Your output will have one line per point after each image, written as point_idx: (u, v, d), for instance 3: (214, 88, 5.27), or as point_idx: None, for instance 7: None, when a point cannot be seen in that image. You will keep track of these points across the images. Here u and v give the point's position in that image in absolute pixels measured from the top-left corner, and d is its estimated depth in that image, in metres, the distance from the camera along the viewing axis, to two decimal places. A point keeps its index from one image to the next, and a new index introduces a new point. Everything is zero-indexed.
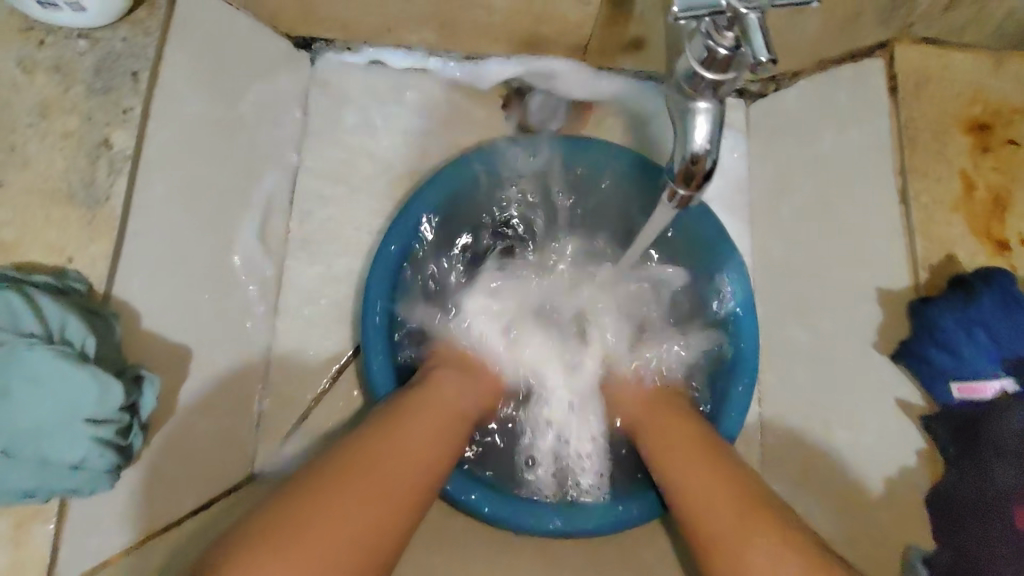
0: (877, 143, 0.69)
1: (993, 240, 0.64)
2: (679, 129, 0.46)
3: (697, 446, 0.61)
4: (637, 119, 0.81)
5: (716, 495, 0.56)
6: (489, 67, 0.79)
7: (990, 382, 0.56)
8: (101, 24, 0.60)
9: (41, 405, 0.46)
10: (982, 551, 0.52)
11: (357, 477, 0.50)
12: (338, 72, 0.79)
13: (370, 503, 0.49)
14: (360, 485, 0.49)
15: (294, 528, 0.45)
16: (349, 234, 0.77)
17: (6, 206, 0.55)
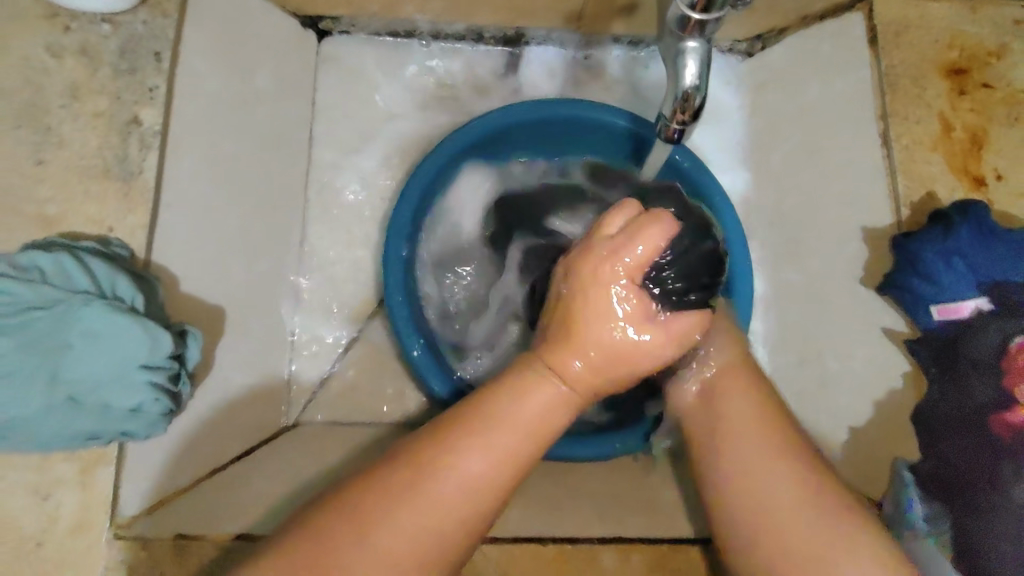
0: (859, 91, 0.73)
1: (970, 176, 0.68)
2: (671, 68, 0.50)
3: (745, 391, 0.52)
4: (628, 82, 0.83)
5: (755, 444, 0.49)
6: (488, 38, 0.82)
7: (968, 304, 0.61)
8: (122, 8, 0.64)
9: (99, 358, 0.51)
10: (961, 457, 0.57)
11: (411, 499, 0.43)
12: (345, 50, 0.82)
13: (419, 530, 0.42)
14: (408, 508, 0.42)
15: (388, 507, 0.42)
16: (364, 201, 0.80)
17: (48, 182, 0.59)
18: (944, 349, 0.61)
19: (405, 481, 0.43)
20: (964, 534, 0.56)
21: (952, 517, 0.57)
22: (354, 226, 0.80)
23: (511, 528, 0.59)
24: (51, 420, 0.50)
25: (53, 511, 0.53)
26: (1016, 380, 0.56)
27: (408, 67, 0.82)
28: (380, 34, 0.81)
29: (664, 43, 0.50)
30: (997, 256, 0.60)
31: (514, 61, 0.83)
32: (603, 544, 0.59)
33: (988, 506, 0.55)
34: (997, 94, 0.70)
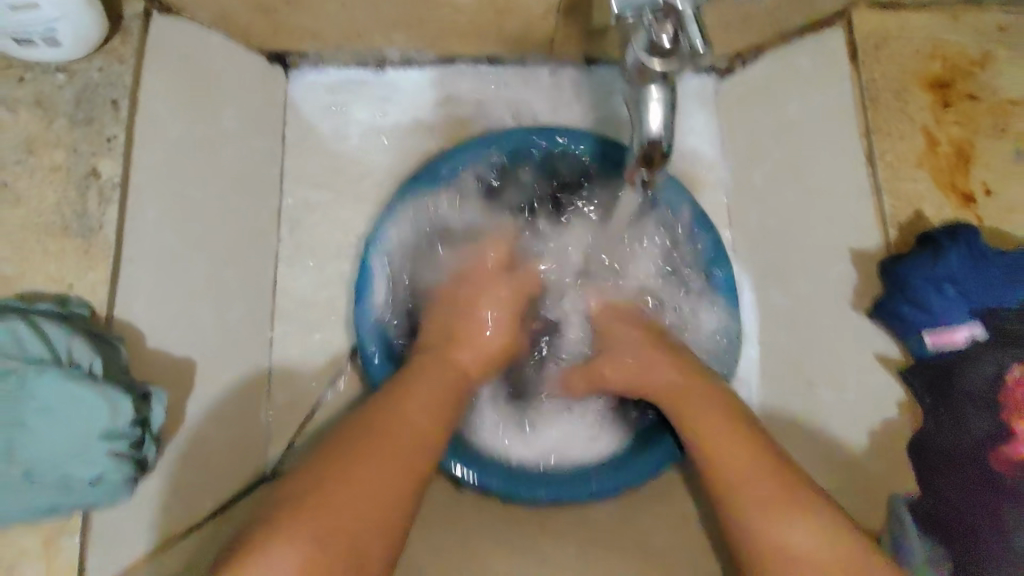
0: (841, 107, 0.71)
1: (958, 191, 0.67)
2: (634, 115, 0.49)
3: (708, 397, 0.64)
4: (595, 96, 0.81)
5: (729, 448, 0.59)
6: (460, 63, 0.80)
7: (960, 330, 0.58)
8: (76, 57, 0.62)
9: (54, 433, 0.49)
10: (963, 500, 0.54)
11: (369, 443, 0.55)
12: (314, 83, 0.80)
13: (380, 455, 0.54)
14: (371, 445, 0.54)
15: (358, 448, 0.54)
16: (340, 237, 0.78)
17: (5, 242, 0.57)
18: (939, 378, 0.58)
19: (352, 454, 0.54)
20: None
21: (949, 557, 0.54)
22: (331, 264, 0.78)
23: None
24: (6, 501, 0.48)
25: None
26: (1014, 414, 0.53)
27: (378, 96, 0.80)
28: (348, 65, 0.79)
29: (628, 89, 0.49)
30: (988, 280, 0.57)
31: (486, 82, 0.81)
32: None
33: (987, 546, 0.53)
34: (982, 105, 0.68)
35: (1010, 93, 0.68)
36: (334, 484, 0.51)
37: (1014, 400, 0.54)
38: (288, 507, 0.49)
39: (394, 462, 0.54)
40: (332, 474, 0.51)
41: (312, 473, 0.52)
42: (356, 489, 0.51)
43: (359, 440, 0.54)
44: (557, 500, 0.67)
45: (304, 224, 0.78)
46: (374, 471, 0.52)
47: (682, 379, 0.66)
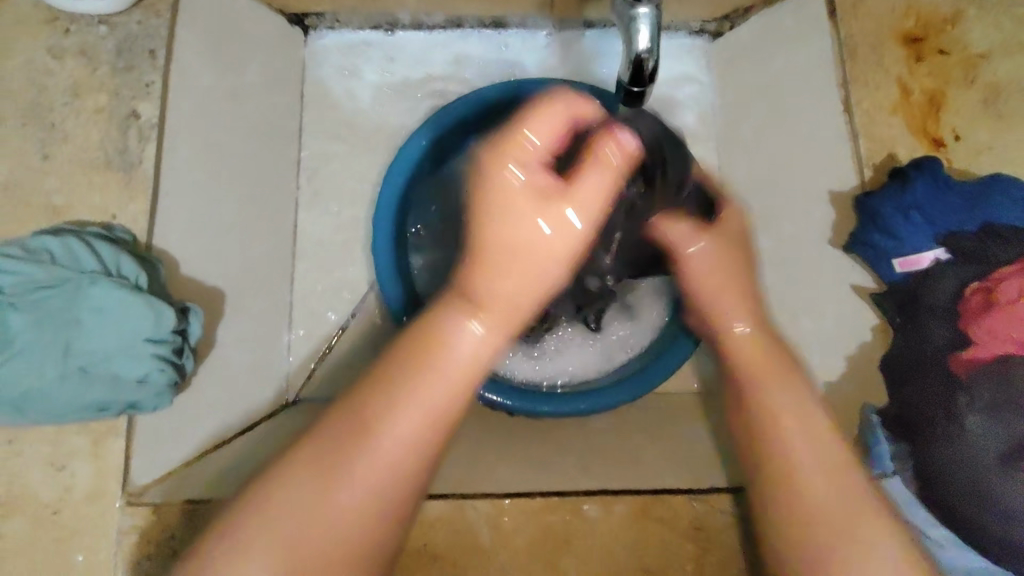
0: (821, 61, 0.76)
1: (930, 137, 0.72)
2: (624, 32, 0.52)
3: (774, 374, 0.56)
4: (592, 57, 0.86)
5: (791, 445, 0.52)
6: (467, 26, 0.86)
7: (927, 255, 0.64)
8: (117, 10, 0.68)
9: (105, 334, 0.55)
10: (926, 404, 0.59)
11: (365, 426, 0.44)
12: (331, 44, 0.85)
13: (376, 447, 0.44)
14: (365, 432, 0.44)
15: (350, 446, 0.44)
16: (355, 188, 0.84)
17: (55, 175, 0.63)
18: (906, 296, 0.64)
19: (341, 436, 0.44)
20: (923, 468, 0.59)
21: (913, 453, 0.59)
22: (346, 212, 0.83)
23: (504, 484, 0.63)
24: (62, 392, 0.53)
25: (69, 480, 0.57)
26: (970, 321, 0.59)
27: (390, 57, 0.86)
28: (363, 28, 0.85)
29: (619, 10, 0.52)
30: (949, 206, 0.64)
31: (491, 44, 0.86)
32: (588, 495, 0.62)
33: (946, 440, 0.58)
34: (953, 58, 0.73)
35: (980, 47, 0.73)
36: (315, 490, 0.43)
37: (971, 309, 0.60)
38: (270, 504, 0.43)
39: (392, 471, 0.44)
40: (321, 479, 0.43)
41: (296, 466, 0.44)
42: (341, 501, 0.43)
43: (356, 426, 0.44)
44: (562, 413, 0.73)
45: (322, 175, 0.84)
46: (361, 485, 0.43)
47: (767, 354, 0.58)
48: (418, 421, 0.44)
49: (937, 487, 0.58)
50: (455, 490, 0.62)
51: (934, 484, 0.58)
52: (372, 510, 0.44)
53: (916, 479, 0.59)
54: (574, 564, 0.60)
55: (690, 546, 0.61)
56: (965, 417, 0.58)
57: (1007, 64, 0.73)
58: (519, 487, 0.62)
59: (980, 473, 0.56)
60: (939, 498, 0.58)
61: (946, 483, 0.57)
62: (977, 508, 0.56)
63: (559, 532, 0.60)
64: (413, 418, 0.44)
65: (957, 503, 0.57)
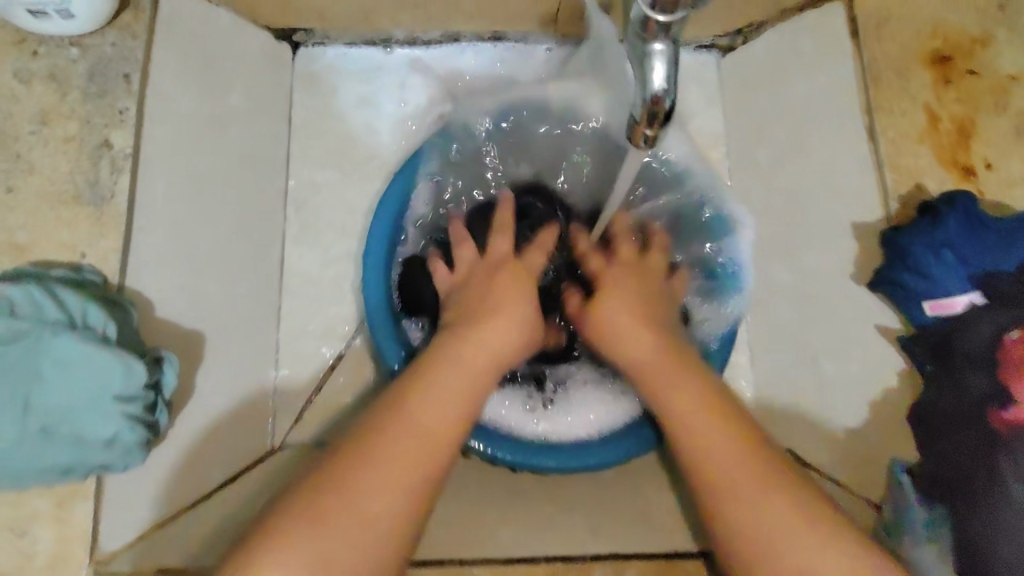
0: (843, 84, 0.71)
1: (959, 167, 0.67)
2: (637, 71, 0.48)
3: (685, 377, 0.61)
4: None
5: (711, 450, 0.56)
6: (465, 41, 0.81)
7: (960, 299, 0.59)
8: (89, 31, 0.63)
9: (70, 393, 0.50)
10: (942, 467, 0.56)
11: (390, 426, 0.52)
12: (320, 62, 0.81)
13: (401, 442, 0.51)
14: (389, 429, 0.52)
15: (391, 424, 0.53)
16: (346, 216, 0.79)
17: (18, 211, 0.58)
18: (939, 342, 0.59)
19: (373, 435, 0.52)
20: (963, 537, 0.53)
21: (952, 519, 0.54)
22: (337, 242, 0.78)
23: (506, 547, 0.58)
24: (21, 456, 0.49)
25: (29, 548, 0.52)
26: (1012, 372, 0.54)
27: (383, 74, 0.81)
28: (354, 44, 0.80)
29: (632, 46, 0.48)
30: (983, 243, 0.59)
31: (489, 60, 0.81)
32: (596, 560, 0.57)
33: (988, 506, 0.52)
34: (983, 82, 0.69)
35: (1011, 71, 0.69)
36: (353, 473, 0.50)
37: (1012, 359, 0.55)
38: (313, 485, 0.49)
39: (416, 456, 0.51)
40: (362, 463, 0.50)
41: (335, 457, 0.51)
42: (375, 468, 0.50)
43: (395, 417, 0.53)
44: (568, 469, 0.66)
45: (311, 202, 0.79)
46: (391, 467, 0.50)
47: (676, 357, 0.62)
48: (432, 415, 0.53)
49: (980, 560, 0.52)
50: (452, 556, 0.57)
51: (976, 555, 0.52)
52: (403, 483, 0.50)
53: (955, 548, 0.54)
54: None
55: None
56: (1007, 481, 0.52)
57: None
58: (522, 551, 0.57)
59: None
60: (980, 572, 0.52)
61: (988, 554, 0.52)
62: None
63: None
64: (453, 402, 0.55)
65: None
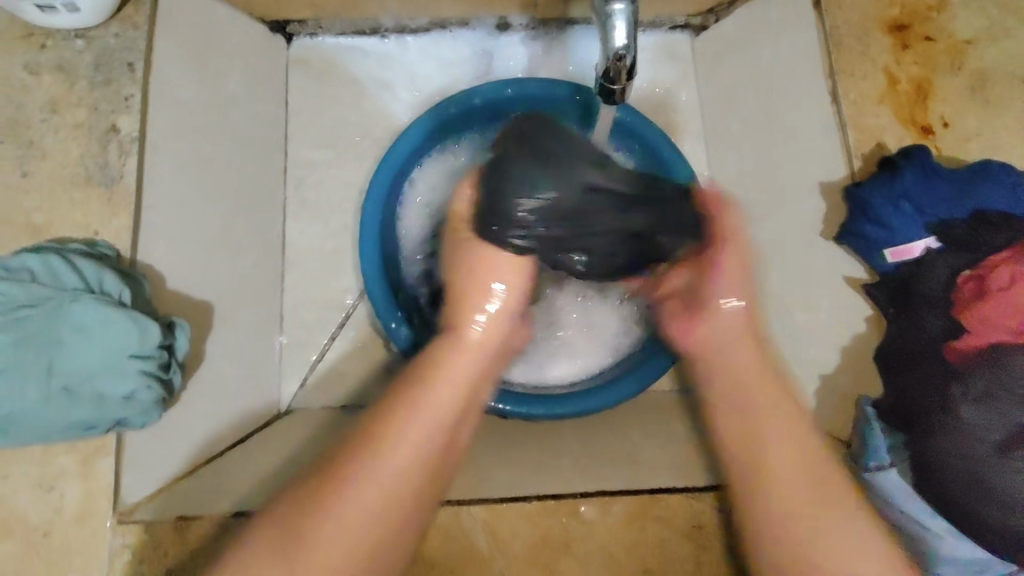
0: (807, 52, 0.75)
1: (917, 125, 0.72)
2: (602, 32, 0.53)
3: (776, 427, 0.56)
4: (576, 55, 0.85)
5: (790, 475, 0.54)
6: (449, 26, 0.84)
7: (918, 245, 0.64)
8: (92, 24, 0.67)
9: (90, 352, 0.54)
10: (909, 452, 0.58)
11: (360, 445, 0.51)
12: (314, 52, 0.84)
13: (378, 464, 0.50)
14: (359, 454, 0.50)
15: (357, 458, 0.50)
16: (342, 195, 0.83)
17: (35, 192, 0.62)
18: (900, 285, 0.63)
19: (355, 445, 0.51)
20: (922, 463, 0.57)
21: (914, 445, 0.58)
22: (335, 217, 0.82)
23: (497, 489, 0.61)
24: (48, 412, 0.53)
25: (58, 501, 0.56)
26: (963, 310, 0.59)
27: (371, 63, 0.84)
28: (343, 34, 0.84)
29: (596, 8, 0.53)
30: (940, 194, 0.63)
31: (475, 46, 0.85)
32: (584, 497, 0.60)
33: (941, 433, 0.57)
34: (939, 45, 0.73)
35: (965, 35, 0.73)
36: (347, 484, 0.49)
37: (962, 298, 0.60)
38: (283, 516, 0.48)
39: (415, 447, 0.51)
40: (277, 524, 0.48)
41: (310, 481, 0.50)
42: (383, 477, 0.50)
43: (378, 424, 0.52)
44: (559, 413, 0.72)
45: (308, 184, 0.83)
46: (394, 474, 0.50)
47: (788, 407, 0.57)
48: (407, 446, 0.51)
49: (939, 481, 0.56)
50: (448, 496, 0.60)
51: (934, 478, 0.56)
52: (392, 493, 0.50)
53: (914, 473, 0.58)
54: (573, 567, 0.59)
55: (689, 546, 0.60)
56: (962, 410, 0.57)
57: (991, 50, 0.73)
58: (513, 490, 0.61)
59: (975, 466, 0.56)
60: (937, 493, 0.56)
61: (946, 475, 0.56)
62: (975, 501, 0.55)
63: (555, 537, 0.59)
64: (466, 368, 0.57)
65: (952, 496, 0.56)
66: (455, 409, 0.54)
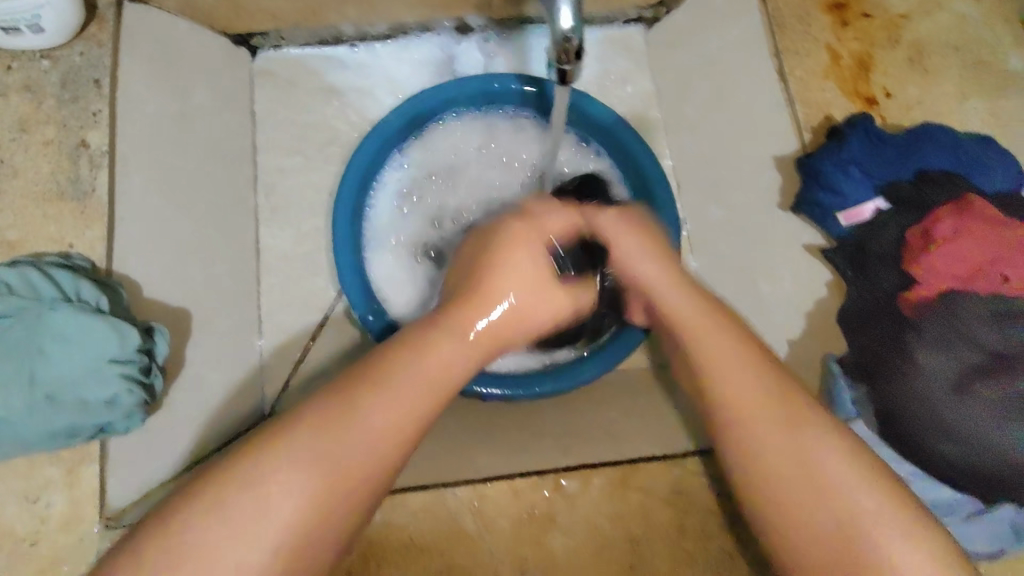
0: (753, 35, 0.79)
1: (862, 97, 0.75)
2: (549, 17, 0.55)
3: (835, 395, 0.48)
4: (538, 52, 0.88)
5: (829, 447, 0.44)
6: (411, 32, 0.87)
7: (868, 206, 0.67)
8: (57, 44, 0.68)
9: (70, 359, 0.55)
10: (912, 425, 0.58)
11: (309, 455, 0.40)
12: (279, 62, 0.86)
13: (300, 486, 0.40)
14: (280, 467, 0.40)
15: (300, 458, 0.40)
16: (314, 197, 0.84)
17: (8, 209, 0.64)
18: (856, 248, 0.66)
19: (306, 441, 0.41)
20: (883, 409, 0.60)
21: (873, 393, 0.61)
22: (307, 221, 0.83)
23: (482, 469, 0.63)
24: (33, 419, 0.54)
25: (43, 511, 0.58)
26: (912, 263, 0.62)
27: (339, 71, 0.87)
28: (308, 44, 0.86)
29: None
30: (885, 158, 0.67)
31: (439, 49, 0.88)
32: (566, 471, 0.62)
33: (898, 381, 0.59)
34: (876, 21, 0.77)
35: (900, 10, 0.77)
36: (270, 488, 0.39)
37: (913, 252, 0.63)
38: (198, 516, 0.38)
39: (380, 456, 0.42)
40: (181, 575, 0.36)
41: (271, 458, 0.40)
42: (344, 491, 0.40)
43: (338, 406, 0.42)
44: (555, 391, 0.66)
45: (279, 192, 0.83)
46: (345, 466, 0.41)
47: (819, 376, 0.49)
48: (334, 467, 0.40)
49: (899, 427, 0.59)
50: (434, 479, 0.62)
51: (895, 423, 0.59)
52: (314, 519, 0.39)
53: (878, 421, 0.60)
54: (558, 539, 0.60)
55: (670, 512, 0.61)
56: (917, 355, 0.59)
57: (925, 23, 0.77)
58: (497, 471, 0.62)
59: (935, 409, 0.57)
60: (899, 438, 0.59)
61: (906, 419, 0.58)
62: (934, 442, 0.57)
63: (539, 512, 0.61)
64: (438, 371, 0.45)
65: (913, 439, 0.58)
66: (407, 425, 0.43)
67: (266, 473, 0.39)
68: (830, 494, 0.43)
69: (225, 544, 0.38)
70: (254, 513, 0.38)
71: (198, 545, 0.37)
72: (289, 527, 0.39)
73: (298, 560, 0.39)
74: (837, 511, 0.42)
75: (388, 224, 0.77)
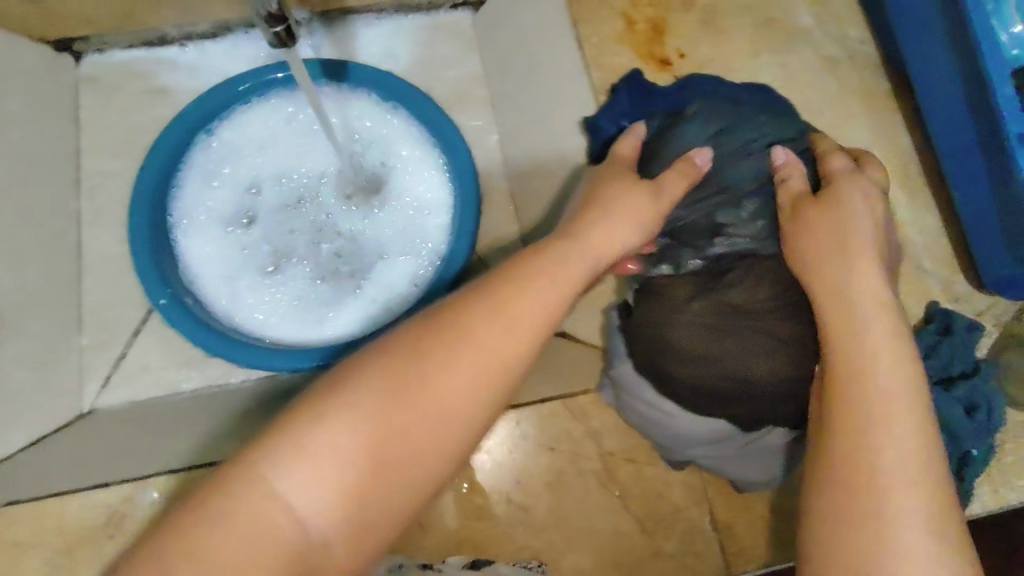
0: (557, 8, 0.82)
1: (657, 60, 0.78)
2: None
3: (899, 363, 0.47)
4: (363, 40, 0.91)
5: (880, 421, 0.45)
6: (235, 29, 0.88)
7: None
8: None
9: None
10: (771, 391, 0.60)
11: (402, 393, 0.42)
12: (105, 67, 0.87)
13: (442, 419, 0.43)
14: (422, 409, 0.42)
15: (432, 381, 0.43)
16: None
17: None
18: None
19: (433, 340, 0.44)
20: (634, 340, 0.64)
21: (629, 326, 0.64)
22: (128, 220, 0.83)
23: None
24: None
25: None
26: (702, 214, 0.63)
27: (164, 71, 0.88)
28: (132, 47, 0.87)
29: None
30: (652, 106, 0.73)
31: (264, 45, 0.89)
32: None
33: (647, 309, 0.62)
34: None
35: None
36: (406, 415, 0.42)
37: None
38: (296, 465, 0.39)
39: (471, 386, 0.44)
40: (217, 521, 0.37)
41: (379, 397, 0.42)
42: (418, 438, 0.42)
43: (411, 351, 0.43)
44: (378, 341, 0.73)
45: (101, 193, 0.84)
46: (456, 396, 0.43)
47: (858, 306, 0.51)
48: (470, 388, 0.43)
49: (645, 354, 0.63)
50: None
51: (642, 350, 0.64)
52: (454, 435, 0.43)
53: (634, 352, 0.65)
54: None
55: None
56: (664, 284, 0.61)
57: None
58: None
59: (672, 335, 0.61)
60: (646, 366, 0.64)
61: (653, 347, 0.63)
62: (666, 365, 0.63)
63: None
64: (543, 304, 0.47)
65: (655, 364, 0.63)
66: (531, 327, 0.46)
67: (373, 408, 0.41)
68: (868, 459, 0.44)
69: (346, 464, 0.40)
70: (394, 438, 0.41)
71: (287, 507, 0.39)
72: (420, 455, 0.42)
73: (403, 508, 0.42)
74: (889, 474, 0.43)
75: (194, 217, 0.80)
